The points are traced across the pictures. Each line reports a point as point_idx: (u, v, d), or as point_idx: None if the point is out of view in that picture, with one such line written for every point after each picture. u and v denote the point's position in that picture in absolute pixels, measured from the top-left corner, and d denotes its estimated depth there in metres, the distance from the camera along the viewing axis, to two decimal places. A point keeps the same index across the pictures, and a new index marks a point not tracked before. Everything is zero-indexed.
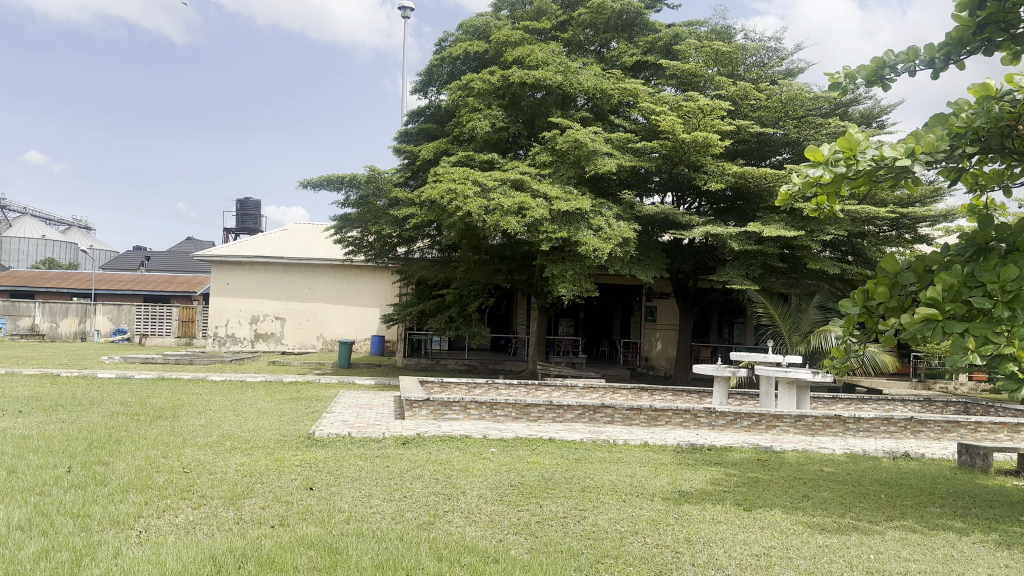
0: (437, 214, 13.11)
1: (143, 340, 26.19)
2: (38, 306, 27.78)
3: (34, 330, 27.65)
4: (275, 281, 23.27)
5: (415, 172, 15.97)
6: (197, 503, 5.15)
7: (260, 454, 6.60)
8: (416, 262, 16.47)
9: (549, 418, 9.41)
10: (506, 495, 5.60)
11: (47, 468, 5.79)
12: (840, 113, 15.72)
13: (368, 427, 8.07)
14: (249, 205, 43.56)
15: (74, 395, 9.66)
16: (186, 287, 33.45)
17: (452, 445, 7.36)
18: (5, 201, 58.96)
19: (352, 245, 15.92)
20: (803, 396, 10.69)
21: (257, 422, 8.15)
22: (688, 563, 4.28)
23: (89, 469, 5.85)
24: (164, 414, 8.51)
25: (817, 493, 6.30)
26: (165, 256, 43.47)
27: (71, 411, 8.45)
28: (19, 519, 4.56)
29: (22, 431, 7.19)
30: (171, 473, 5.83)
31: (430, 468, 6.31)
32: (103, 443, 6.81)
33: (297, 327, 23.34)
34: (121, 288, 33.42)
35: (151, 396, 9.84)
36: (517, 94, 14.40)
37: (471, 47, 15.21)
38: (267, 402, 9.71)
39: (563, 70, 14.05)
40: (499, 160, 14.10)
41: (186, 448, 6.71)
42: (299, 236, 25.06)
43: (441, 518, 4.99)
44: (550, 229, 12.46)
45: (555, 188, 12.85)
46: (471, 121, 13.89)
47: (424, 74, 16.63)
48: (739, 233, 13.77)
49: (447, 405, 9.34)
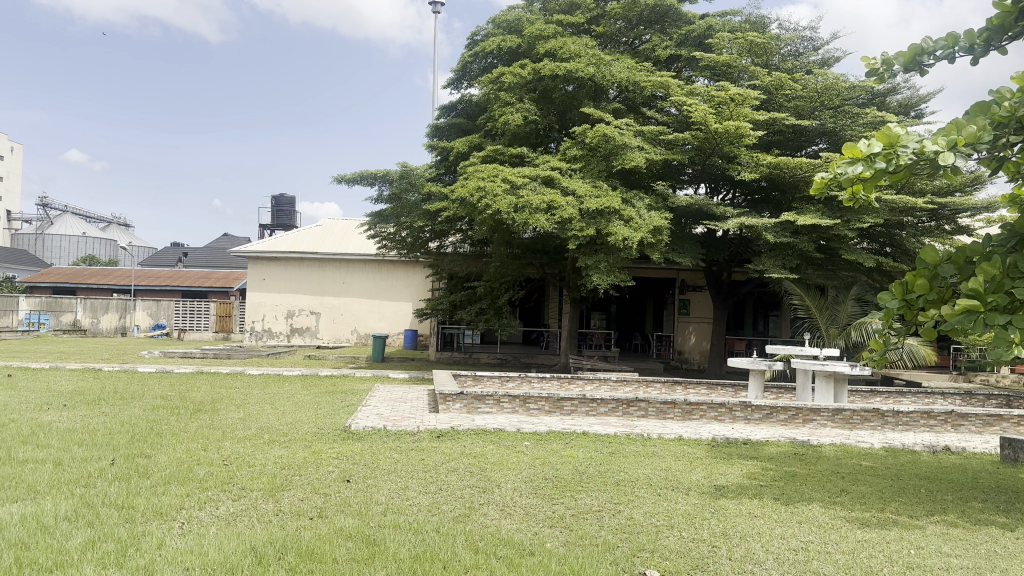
0: (469, 210, 13.16)
1: (182, 335, 26.71)
2: (80, 301, 28.46)
3: (76, 326, 28.31)
4: (310, 277, 23.58)
5: (447, 168, 16.09)
6: (237, 494, 5.26)
7: (298, 447, 6.71)
8: (449, 256, 16.58)
9: (583, 412, 9.40)
10: (541, 488, 5.62)
11: (92, 461, 5.95)
12: (878, 102, 15.44)
13: (403, 420, 8.15)
14: (284, 202, 44.20)
15: (116, 390, 9.89)
16: (223, 282, 34.05)
17: (487, 438, 7.41)
18: (47, 200, 60.56)
19: (385, 240, 16.06)
20: (840, 389, 10.54)
21: (295, 415, 8.29)
22: (725, 558, 4.26)
23: (132, 462, 6.00)
24: (204, 408, 8.69)
25: (855, 488, 6.22)
26: (203, 252, 44.25)
27: (114, 406, 8.67)
28: (65, 511, 4.70)
29: (67, 425, 7.40)
30: (212, 466, 5.95)
31: (466, 461, 6.36)
32: (145, 436, 6.98)
33: (332, 321, 23.60)
34: (160, 284, 34.10)
35: (190, 391, 10.05)
36: (548, 87, 14.38)
37: (503, 42, 15.22)
38: (303, 395, 9.84)
39: (595, 63, 13.96)
40: (530, 154, 14.13)
41: (225, 442, 6.84)
42: (333, 231, 25.34)
43: (477, 510, 5.03)
44: (579, 225, 12.46)
45: (585, 185, 12.82)
46: (503, 115, 13.91)
47: (457, 69, 16.71)
48: (773, 224, 13.61)
49: (481, 399, 9.43)
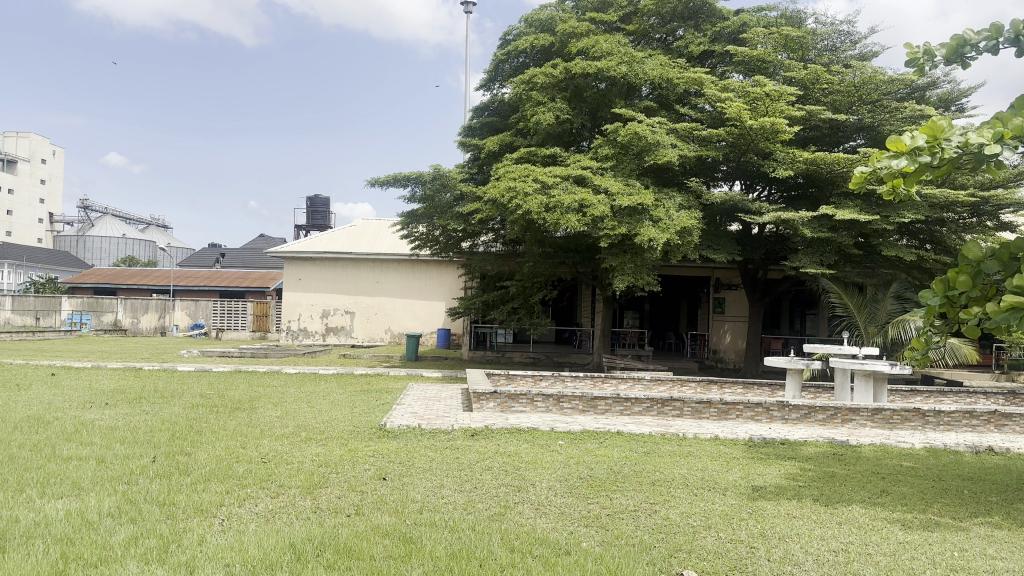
0: (501, 210, 13.18)
1: (220, 334, 27.18)
2: (121, 301, 29.01)
3: (117, 326, 28.97)
4: (344, 276, 23.83)
5: (479, 167, 16.15)
6: (276, 492, 5.34)
7: (334, 445, 6.78)
8: (481, 255, 16.62)
9: (617, 412, 9.37)
10: (577, 488, 5.62)
11: (133, 458, 6.08)
12: (918, 97, 15.13)
13: (438, 419, 8.20)
14: (319, 203, 44.76)
15: (156, 389, 10.09)
16: (260, 283, 34.57)
17: (521, 437, 7.42)
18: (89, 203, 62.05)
19: (418, 240, 16.16)
20: (880, 388, 10.36)
21: (331, 414, 8.38)
22: (764, 558, 4.22)
23: (173, 459, 6.12)
24: (242, 406, 8.82)
25: (896, 489, 6.11)
26: (240, 253, 44.96)
27: (154, 404, 8.84)
28: (109, 507, 4.82)
29: (109, 423, 7.56)
30: (251, 463, 6.05)
31: (500, 460, 6.38)
32: (185, 434, 7.10)
33: (366, 320, 23.81)
34: (198, 285, 34.71)
35: (228, 389, 10.20)
36: (581, 85, 14.34)
37: (536, 41, 15.21)
38: (339, 394, 9.96)
39: (628, 61, 13.89)
40: (562, 154, 14.10)
41: (263, 439, 6.94)
42: (367, 231, 25.57)
43: (512, 509, 5.04)
44: (611, 224, 12.42)
45: (617, 183, 12.77)
46: (535, 114, 13.91)
47: (489, 69, 16.75)
48: (810, 220, 13.42)
49: (515, 398, 9.44)
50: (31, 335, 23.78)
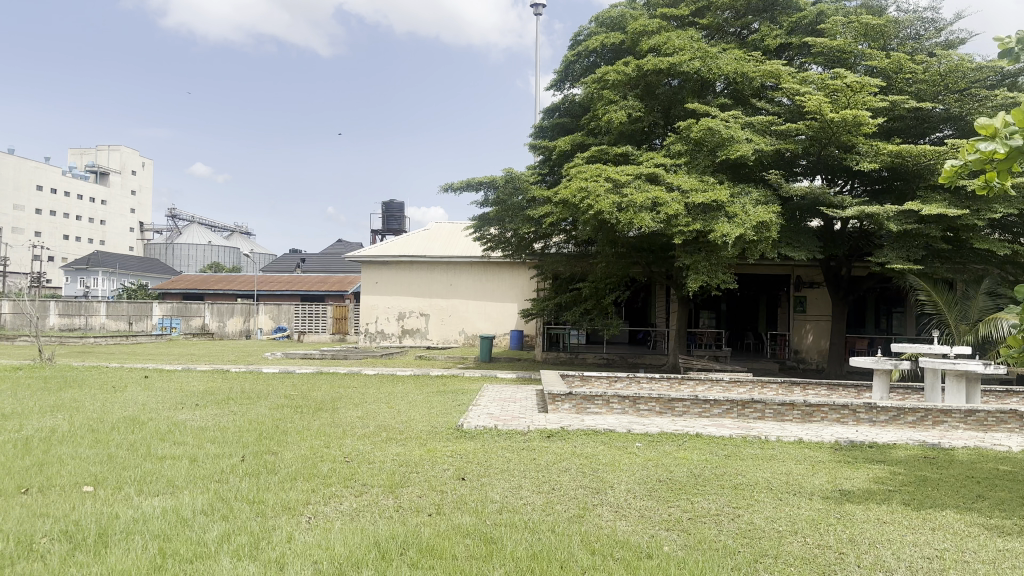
0: (573, 211, 13.16)
1: (302, 337, 28.04)
2: (210, 305, 30.28)
3: (205, 330, 30.27)
4: (419, 279, 24.22)
5: (551, 168, 16.18)
6: (359, 490, 5.48)
7: (414, 445, 6.91)
8: (553, 256, 16.64)
9: (696, 414, 9.23)
10: (656, 490, 5.57)
11: (224, 457, 6.33)
12: (1011, 83, 14.35)
13: (514, 420, 8.24)
14: (394, 209, 45.50)
15: (242, 389, 10.48)
16: (339, 287, 35.52)
17: (598, 439, 7.39)
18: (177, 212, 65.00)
19: (491, 242, 16.29)
20: (974, 390, 9.88)
21: (409, 414, 8.53)
22: (854, 564, 4.10)
23: (260, 458, 6.36)
24: (323, 407, 9.07)
25: (994, 494, 5.81)
26: (319, 258, 46.27)
27: (241, 405, 9.18)
28: (202, 505, 5.03)
29: (200, 423, 7.90)
30: (334, 462, 6.23)
31: (578, 461, 6.37)
32: (271, 434, 7.36)
33: (441, 322, 24.14)
34: (280, 289, 35.93)
35: (311, 390, 10.52)
36: (653, 83, 14.18)
37: (606, 39, 15.11)
38: (416, 395, 10.13)
39: (702, 56, 13.66)
40: (634, 152, 13.97)
41: (345, 439, 7.12)
42: (440, 234, 25.94)
43: (592, 511, 5.03)
44: (685, 222, 12.21)
45: (691, 180, 12.59)
46: (606, 114, 13.84)
47: (560, 70, 16.74)
48: (895, 214, 12.90)
49: (591, 399, 9.41)
50: (126, 339, 25.08)
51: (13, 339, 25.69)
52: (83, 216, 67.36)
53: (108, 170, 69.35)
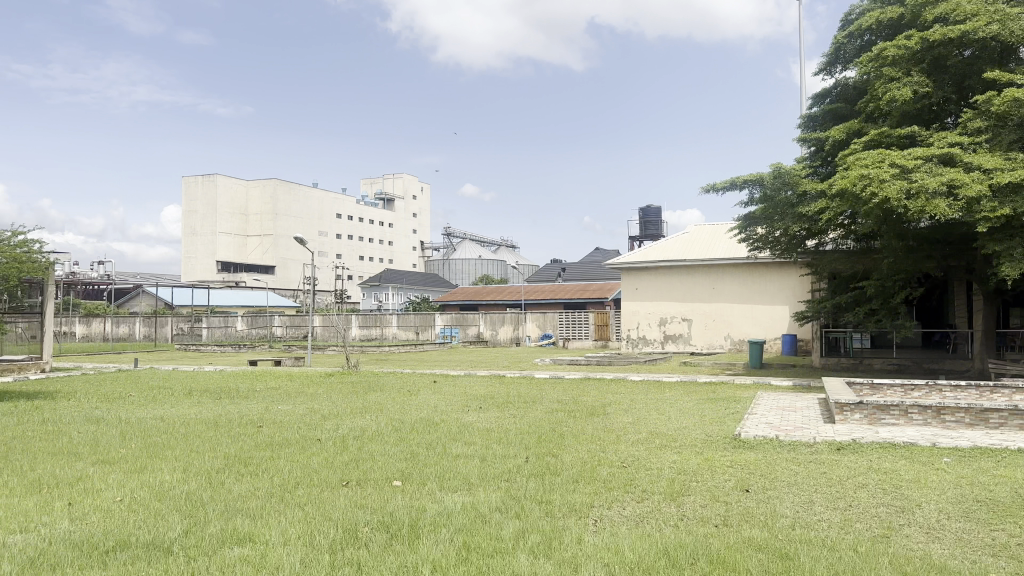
0: (851, 203, 12.16)
1: (567, 343, 28.98)
2: (483, 317, 32.83)
3: (480, 337, 32.68)
4: (681, 284, 23.96)
5: (823, 160, 15.12)
6: (641, 496, 5.50)
7: (690, 453, 6.79)
8: (829, 254, 15.49)
9: (1017, 427, 8.00)
10: (976, 513, 4.90)
11: (510, 458, 6.72)
12: None
13: (797, 430, 7.77)
14: (651, 214, 45.81)
15: (520, 394, 11.08)
16: (600, 294, 36.28)
17: (896, 452, 6.70)
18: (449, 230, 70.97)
19: (758, 243, 15.61)
20: None
21: (683, 421, 8.41)
22: None
23: (543, 460, 6.64)
24: (596, 411, 9.27)
25: None
26: (580, 267, 47.68)
27: (520, 408, 9.71)
28: (497, 502, 5.37)
29: (485, 425, 8.48)
30: (613, 467, 6.32)
31: (875, 477, 5.82)
32: (550, 437, 7.67)
33: (705, 327, 23.61)
34: (545, 298, 37.67)
35: (583, 395, 10.82)
36: (942, 54, 12.67)
37: (883, 15, 13.82)
38: (688, 402, 9.98)
39: (1003, 17, 11.93)
40: (922, 133, 12.56)
41: (622, 445, 7.20)
42: (700, 237, 25.43)
43: (899, 532, 4.55)
44: (990, 206, 10.69)
45: (996, 158, 11.03)
46: (886, 95, 12.63)
47: (829, 54, 15.60)
48: None
49: (884, 409, 8.57)
50: (415, 347, 27.84)
51: (324, 348, 29.70)
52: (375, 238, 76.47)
53: (394, 196, 78.21)
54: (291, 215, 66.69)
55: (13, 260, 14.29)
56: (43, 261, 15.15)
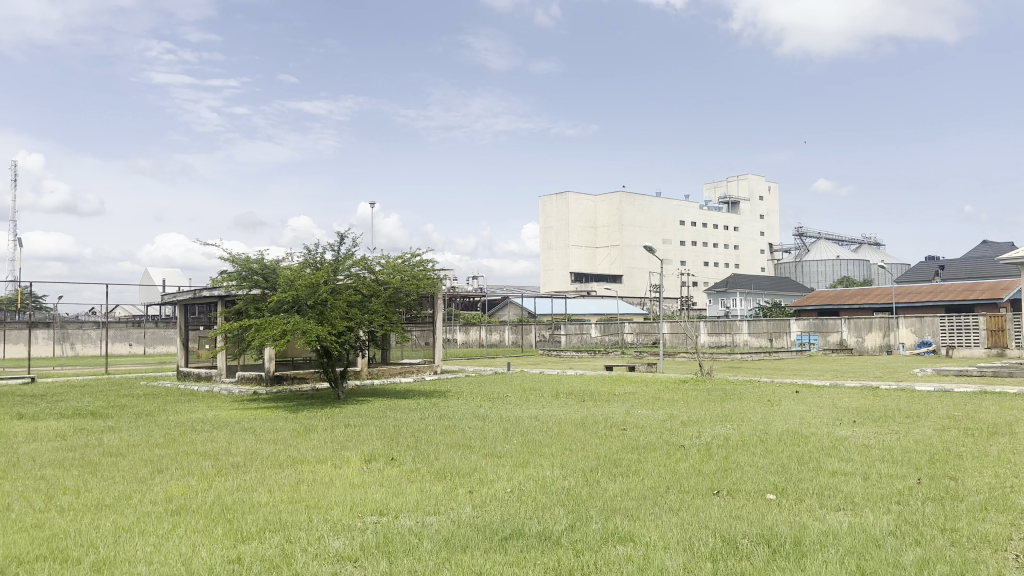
0: None
1: (951, 353, 25.31)
2: (846, 322, 30.40)
3: (843, 345, 30.33)
4: None
5: None
6: None
7: None
8: None
9: None
10: None
11: (898, 478, 6.04)
12: None
13: None
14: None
15: (898, 407, 9.98)
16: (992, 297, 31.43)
17: None
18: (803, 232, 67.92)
19: None
20: None
21: None
22: None
23: (939, 483, 5.85)
24: (1000, 431, 7.94)
25: None
26: (962, 266, 41.92)
27: (900, 423, 8.72)
28: (889, 525, 4.85)
29: (861, 440, 7.78)
30: None
31: None
32: (943, 457, 6.75)
33: None
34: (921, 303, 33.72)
35: (978, 411, 9.36)
36: None
37: None
38: None
39: None
40: None
41: None
42: None
43: None
44: None
45: None
46: None
47: None
48: None
49: None
50: (770, 354, 26.72)
51: (674, 354, 29.91)
52: (721, 244, 75.72)
53: (739, 199, 76.69)
54: (639, 224, 68.76)
55: (413, 278, 16.98)
56: (434, 278, 17.76)
